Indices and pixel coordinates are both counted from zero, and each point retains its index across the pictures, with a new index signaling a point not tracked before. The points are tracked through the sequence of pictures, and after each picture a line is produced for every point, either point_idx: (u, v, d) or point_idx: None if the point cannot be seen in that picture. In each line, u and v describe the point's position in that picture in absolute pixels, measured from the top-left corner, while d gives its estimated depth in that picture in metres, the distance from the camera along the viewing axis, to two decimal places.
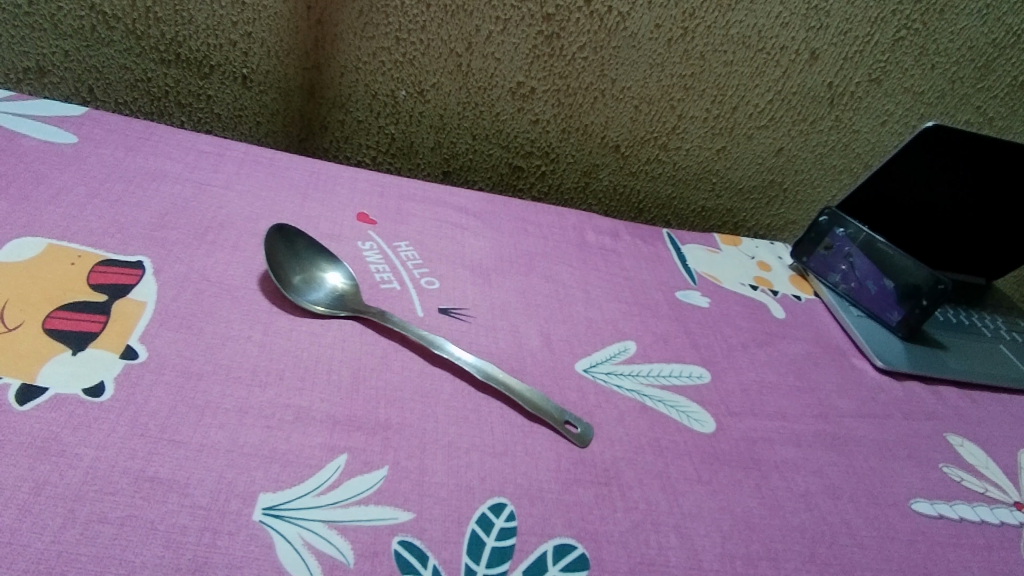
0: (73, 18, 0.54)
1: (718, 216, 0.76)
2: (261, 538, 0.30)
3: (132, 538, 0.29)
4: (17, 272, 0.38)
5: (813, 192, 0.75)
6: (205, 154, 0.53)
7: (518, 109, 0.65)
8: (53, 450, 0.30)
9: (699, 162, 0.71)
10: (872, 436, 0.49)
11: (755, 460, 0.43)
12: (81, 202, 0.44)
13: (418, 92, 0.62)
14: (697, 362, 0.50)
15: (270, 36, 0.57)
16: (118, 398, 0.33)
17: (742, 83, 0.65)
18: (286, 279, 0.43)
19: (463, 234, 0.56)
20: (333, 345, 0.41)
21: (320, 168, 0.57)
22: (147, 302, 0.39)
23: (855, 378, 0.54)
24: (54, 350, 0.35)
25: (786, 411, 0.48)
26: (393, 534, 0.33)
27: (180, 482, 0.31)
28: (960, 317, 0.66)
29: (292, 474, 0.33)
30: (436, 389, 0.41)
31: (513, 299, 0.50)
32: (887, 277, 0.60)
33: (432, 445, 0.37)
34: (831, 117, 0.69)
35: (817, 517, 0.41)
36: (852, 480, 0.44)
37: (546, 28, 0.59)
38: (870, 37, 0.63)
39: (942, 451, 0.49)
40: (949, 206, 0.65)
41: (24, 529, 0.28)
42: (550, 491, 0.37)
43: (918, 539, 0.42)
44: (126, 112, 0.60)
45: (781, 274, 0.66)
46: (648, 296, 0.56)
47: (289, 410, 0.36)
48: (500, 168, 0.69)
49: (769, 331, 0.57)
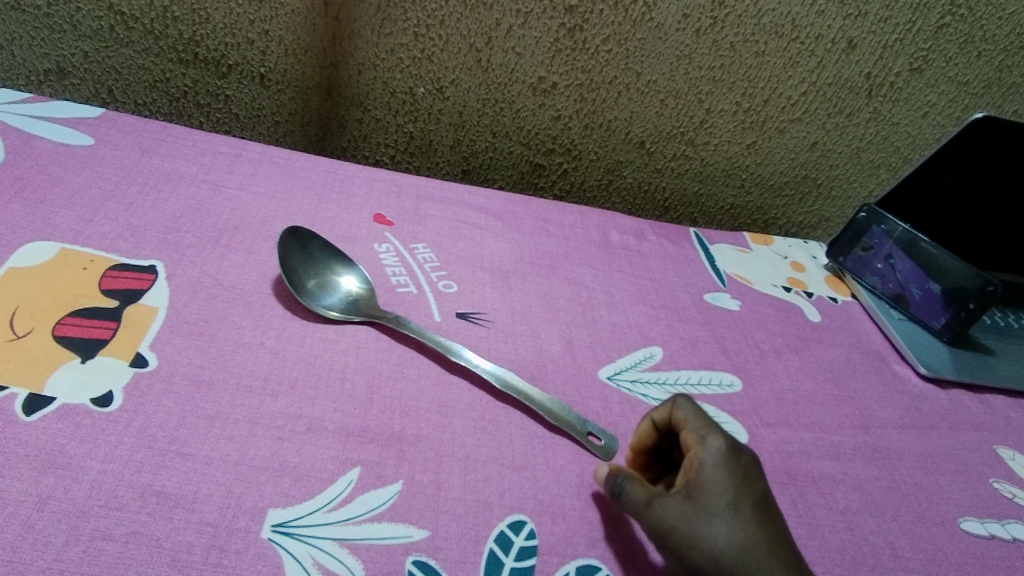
0: (92, 19, 0.53)
1: (748, 213, 0.73)
2: (270, 557, 0.29)
3: (136, 556, 0.28)
4: (28, 278, 0.38)
5: (848, 188, 0.72)
6: (221, 155, 0.52)
7: (539, 105, 0.63)
8: (58, 463, 0.30)
9: (728, 157, 0.68)
10: (915, 448, 0.46)
11: (790, 474, 0.41)
12: (95, 205, 0.44)
13: (437, 89, 0.61)
14: (728, 369, 0.48)
15: (287, 34, 0.56)
16: (126, 408, 0.33)
17: (774, 74, 0.63)
18: (300, 284, 0.42)
19: (483, 235, 0.54)
20: (348, 352, 0.40)
21: (337, 168, 0.56)
22: (159, 308, 0.38)
23: (896, 386, 0.51)
24: (63, 358, 0.34)
25: (823, 421, 0.46)
26: (407, 553, 0.31)
27: (187, 497, 0.30)
28: (1009, 320, 0.62)
29: (304, 489, 0.32)
30: (453, 399, 0.39)
31: (533, 303, 0.49)
32: (932, 279, 0.57)
33: (448, 458, 0.36)
34: (869, 109, 0.66)
35: (859, 537, 0.38)
36: (895, 497, 0.41)
37: (568, 20, 0.57)
38: (912, 24, 0.60)
39: (993, 464, 0.47)
40: (995, 201, 0.61)
41: (25, 547, 0.27)
42: (572, 508, 0.35)
43: (968, 562, 0.39)
44: (145, 113, 0.60)
45: (816, 274, 0.63)
46: (674, 298, 0.54)
47: (300, 421, 0.35)
48: (521, 166, 0.67)
49: (804, 335, 0.54)
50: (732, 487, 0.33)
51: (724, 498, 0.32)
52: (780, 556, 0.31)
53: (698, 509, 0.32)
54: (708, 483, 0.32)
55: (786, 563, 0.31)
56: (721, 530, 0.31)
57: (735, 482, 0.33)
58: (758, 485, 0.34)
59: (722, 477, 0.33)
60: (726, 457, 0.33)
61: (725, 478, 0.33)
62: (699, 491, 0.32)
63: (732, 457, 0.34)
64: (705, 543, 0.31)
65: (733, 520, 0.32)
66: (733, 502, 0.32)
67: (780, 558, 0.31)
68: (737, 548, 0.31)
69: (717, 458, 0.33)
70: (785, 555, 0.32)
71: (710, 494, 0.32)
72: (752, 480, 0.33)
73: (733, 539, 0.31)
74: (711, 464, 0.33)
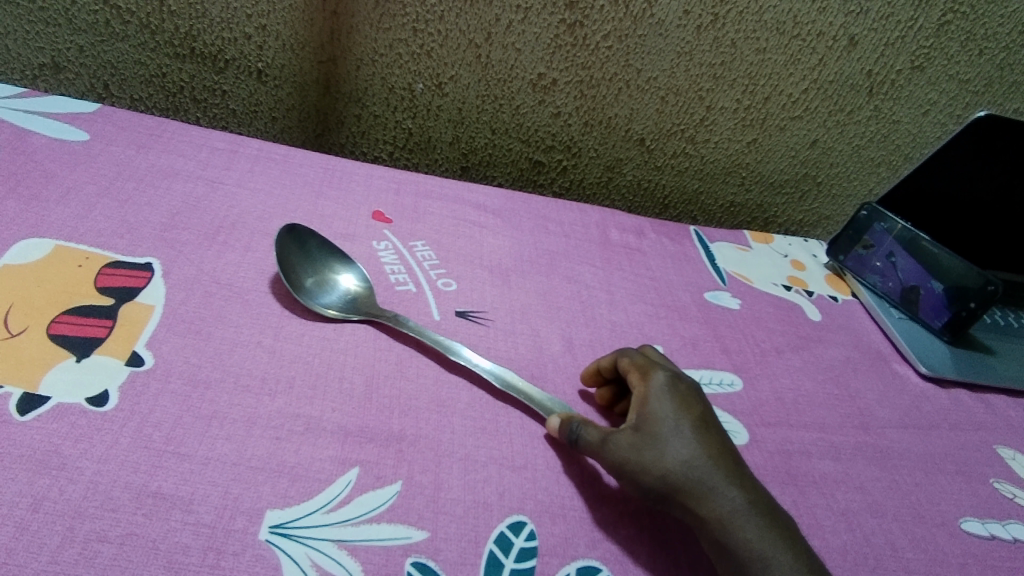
0: (87, 12, 0.53)
1: (748, 211, 0.73)
2: (267, 559, 0.29)
3: (132, 558, 0.27)
4: (23, 276, 0.37)
5: (849, 186, 0.72)
6: (218, 151, 0.52)
7: (539, 101, 0.62)
8: (53, 463, 0.29)
9: (728, 155, 0.68)
10: (916, 448, 0.46)
11: (791, 474, 0.41)
12: (90, 202, 0.43)
13: (436, 85, 0.60)
14: (728, 368, 0.48)
15: (284, 28, 0.56)
16: (122, 408, 0.32)
17: (775, 72, 0.62)
18: (298, 282, 0.42)
19: (483, 233, 0.54)
20: (346, 351, 0.39)
21: (335, 164, 0.55)
22: (155, 306, 0.38)
23: (896, 386, 0.51)
24: (58, 357, 0.34)
25: (823, 421, 0.46)
26: (407, 555, 0.31)
27: (184, 498, 0.30)
28: (1008, 320, 0.62)
29: (302, 490, 0.32)
30: (453, 398, 0.39)
31: (533, 301, 0.48)
32: (935, 279, 0.56)
33: (448, 458, 0.35)
34: (870, 107, 0.66)
35: (859, 538, 0.38)
36: (896, 497, 0.41)
37: (568, 16, 0.57)
38: (914, 21, 0.60)
39: (992, 463, 0.46)
40: (996, 200, 0.61)
41: (20, 549, 0.26)
42: (572, 509, 0.35)
43: (968, 562, 0.39)
44: (142, 108, 0.59)
45: (816, 273, 0.63)
46: (674, 297, 0.54)
47: (298, 421, 0.34)
48: (520, 163, 0.67)
49: (804, 334, 0.54)
50: (676, 411, 0.36)
51: (668, 421, 0.35)
52: (724, 466, 0.34)
53: (645, 436, 0.35)
54: (652, 410, 0.36)
55: (731, 471, 0.34)
56: (666, 452, 0.34)
57: (678, 407, 0.36)
58: (700, 407, 0.37)
59: (665, 404, 0.36)
60: (668, 388, 0.37)
61: (668, 405, 0.36)
62: (646, 420, 0.35)
63: (672, 387, 0.37)
64: (655, 465, 0.34)
65: (678, 440, 0.34)
66: (677, 424, 0.35)
67: (724, 467, 0.34)
68: (683, 465, 0.34)
69: (660, 389, 0.37)
70: (729, 464, 0.35)
71: (655, 421, 0.35)
72: (693, 404, 0.37)
73: (680, 457, 0.34)
74: (655, 394, 0.37)
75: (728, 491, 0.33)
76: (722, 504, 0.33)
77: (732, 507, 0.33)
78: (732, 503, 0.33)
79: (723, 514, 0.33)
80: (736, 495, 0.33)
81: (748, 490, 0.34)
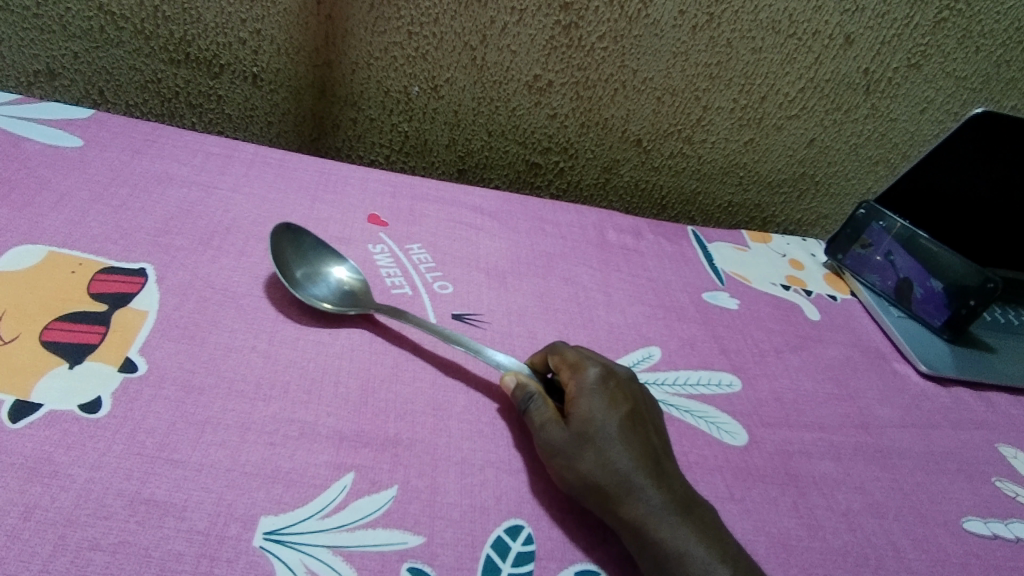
0: (81, 19, 0.53)
1: (746, 211, 0.73)
2: (262, 566, 0.29)
3: (125, 566, 0.27)
4: (16, 283, 0.37)
5: (847, 185, 0.72)
6: (213, 156, 0.52)
7: (535, 103, 0.62)
8: (45, 471, 0.29)
9: (725, 155, 0.68)
10: (916, 447, 0.45)
11: (791, 475, 0.40)
12: (84, 207, 0.43)
13: (432, 88, 0.60)
14: (727, 369, 0.47)
15: (279, 33, 0.55)
16: (115, 414, 0.32)
17: (771, 71, 0.62)
18: (290, 276, 0.42)
19: (479, 235, 0.53)
20: (342, 355, 0.39)
21: (332, 168, 0.55)
22: (148, 312, 0.38)
23: (896, 385, 0.51)
24: (51, 364, 0.34)
25: (824, 421, 0.45)
26: (402, 560, 0.31)
27: (178, 505, 0.29)
28: (1008, 317, 0.62)
29: (296, 496, 0.31)
30: (449, 402, 0.39)
31: (529, 303, 0.48)
32: (934, 278, 0.56)
33: (444, 462, 0.35)
34: (867, 106, 0.65)
35: (861, 539, 0.38)
36: (898, 497, 0.41)
37: (564, 18, 0.57)
38: (909, 19, 0.60)
39: (994, 462, 0.46)
40: (994, 196, 0.61)
41: (11, 557, 0.26)
42: (569, 511, 0.35)
43: (971, 562, 0.38)
44: (137, 114, 0.59)
45: (814, 273, 0.62)
46: (672, 297, 0.53)
47: (294, 426, 0.34)
48: (516, 165, 0.66)
49: (803, 334, 0.53)
50: (605, 408, 0.36)
51: (596, 420, 0.36)
52: (646, 465, 0.35)
53: (573, 433, 0.35)
54: (581, 408, 0.36)
55: (652, 471, 0.35)
56: (588, 452, 0.35)
57: (608, 404, 0.36)
58: (630, 404, 0.38)
59: (594, 401, 0.36)
60: (598, 384, 0.37)
61: (596, 403, 0.36)
62: (574, 417, 0.36)
63: (603, 384, 0.38)
64: (578, 464, 0.34)
65: (603, 438, 0.35)
66: (604, 422, 0.35)
67: (646, 467, 0.35)
68: (606, 465, 0.34)
69: (590, 386, 0.37)
70: (651, 465, 0.35)
71: (583, 418, 0.36)
72: (622, 401, 0.37)
73: (601, 457, 0.34)
74: (584, 391, 0.37)
75: (646, 492, 0.34)
76: (636, 506, 0.33)
77: (648, 508, 0.33)
78: (647, 505, 0.33)
79: (638, 516, 0.33)
80: (652, 496, 0.34)
81: (667, 491, 0.34)
